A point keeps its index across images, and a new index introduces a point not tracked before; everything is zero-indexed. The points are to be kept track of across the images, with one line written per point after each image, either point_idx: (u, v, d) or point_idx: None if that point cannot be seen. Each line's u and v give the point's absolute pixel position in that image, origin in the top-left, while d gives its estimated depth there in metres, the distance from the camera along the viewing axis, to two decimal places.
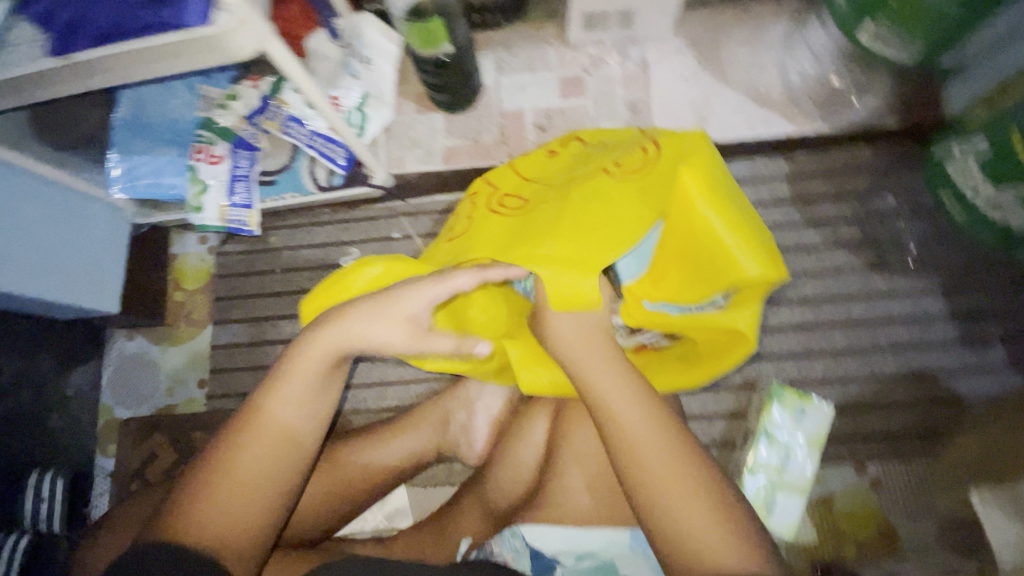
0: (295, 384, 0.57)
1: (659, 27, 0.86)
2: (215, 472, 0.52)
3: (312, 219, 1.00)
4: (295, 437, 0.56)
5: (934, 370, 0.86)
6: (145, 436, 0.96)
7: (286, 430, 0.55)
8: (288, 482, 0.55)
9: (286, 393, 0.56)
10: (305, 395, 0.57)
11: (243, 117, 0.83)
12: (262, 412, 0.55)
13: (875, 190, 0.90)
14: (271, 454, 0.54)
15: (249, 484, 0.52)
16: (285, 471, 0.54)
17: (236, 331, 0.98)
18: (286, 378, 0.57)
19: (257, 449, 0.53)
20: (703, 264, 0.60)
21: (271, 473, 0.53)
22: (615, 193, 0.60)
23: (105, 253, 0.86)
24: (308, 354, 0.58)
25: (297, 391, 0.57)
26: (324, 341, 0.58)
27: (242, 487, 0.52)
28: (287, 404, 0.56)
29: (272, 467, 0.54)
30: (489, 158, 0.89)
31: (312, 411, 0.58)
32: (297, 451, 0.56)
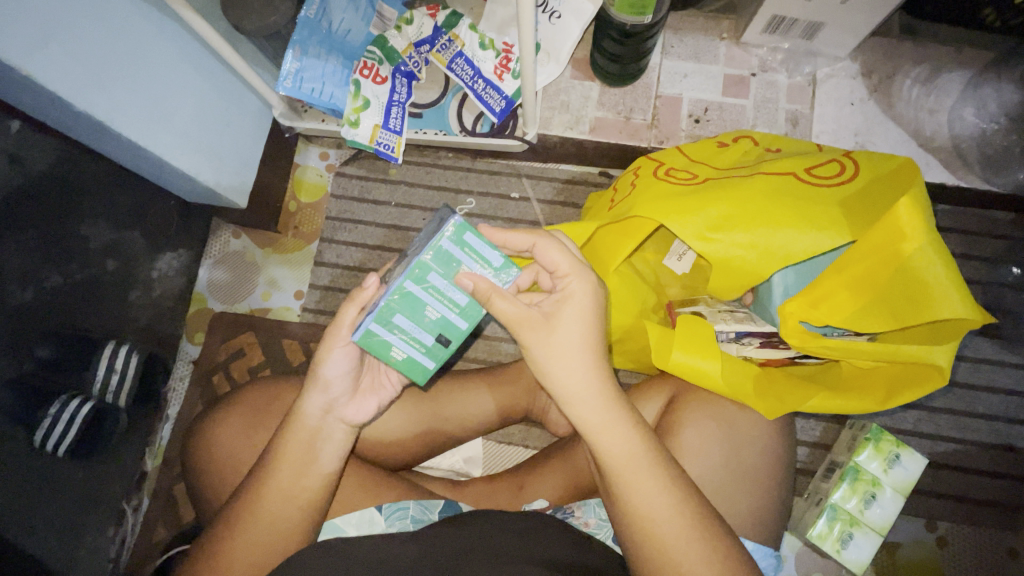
0: (296, 440, 0.55)
1: (840, 47, 0.86)
2: (234, 525, 0.53)
3: (435, 160, 1.00)
4: (297, 490, 0.54)
5: (1021, 447, 0.85)
6: (235, 332, 0.99)
7: (292, 485, 0.54)
8: (295, 523, 0.54)
9: (290, 448, 0.54)
10: (310, 439, 0.55)
11: (412, 44, 0.85)
12: (266, 472, 0.54)
13: (1008, 257, 0.87)
14: (282, 503, 0.53)
15: (261, 536, 0.53)
16: (296, 515, 0.54)
17: (340, 252, 1.00)
18: (294, 423, 0.55)
19: (266, 504, 0.53)
20: (891, 293, 0.55)
21: (281, 519, 0.53)
22: (807, 206, 0.58)
23: (246, 146, 0.89)
24: (313, 396, 0.56)
25: (301, 436, 0.55)
26: (318, 394, 0.56)
27: (256, 537, 0.52)
28: (296, 450, 0.54)
29: (279, 512, 0.53)
30: (637, 138, 0.90)
31: (312, 457, 0.55)
32: (306, 489, 0.54)
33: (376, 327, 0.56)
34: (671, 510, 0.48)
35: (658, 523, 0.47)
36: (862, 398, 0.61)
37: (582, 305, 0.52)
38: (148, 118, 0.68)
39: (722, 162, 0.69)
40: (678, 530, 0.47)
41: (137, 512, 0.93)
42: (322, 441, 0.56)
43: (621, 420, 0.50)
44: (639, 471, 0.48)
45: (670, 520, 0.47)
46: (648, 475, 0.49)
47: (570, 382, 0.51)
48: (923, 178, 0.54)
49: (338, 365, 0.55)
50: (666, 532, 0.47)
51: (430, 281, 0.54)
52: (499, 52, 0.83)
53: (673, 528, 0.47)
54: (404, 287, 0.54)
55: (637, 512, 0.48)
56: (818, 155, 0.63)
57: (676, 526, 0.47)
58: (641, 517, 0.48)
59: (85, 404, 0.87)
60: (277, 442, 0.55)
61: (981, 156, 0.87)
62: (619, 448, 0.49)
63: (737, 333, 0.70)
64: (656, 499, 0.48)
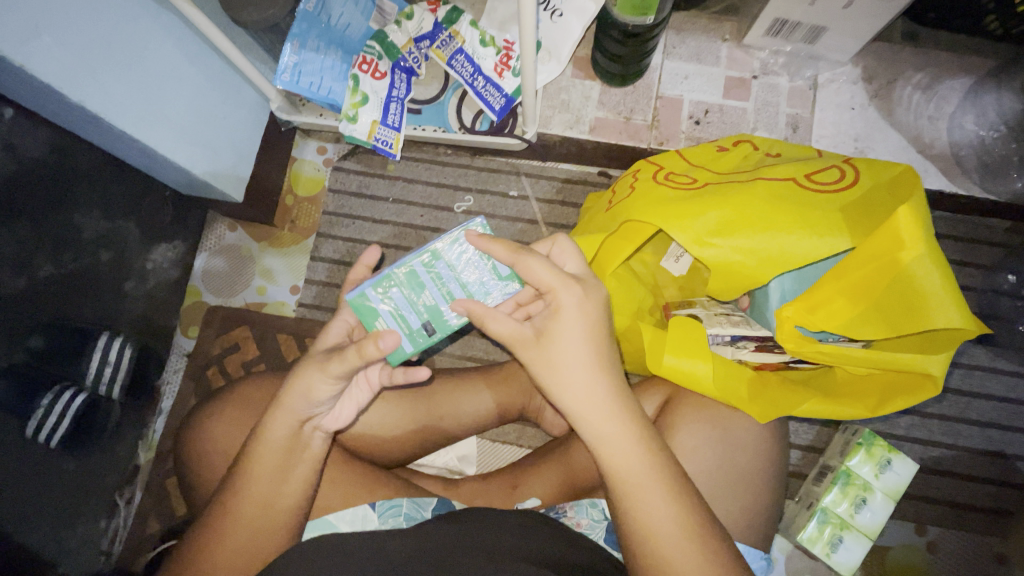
0: (264, 456, 0.54)
1: (842, 52, 0.86)
2: (208, 541, 0.52)
3: (433, 157, 1.00)
4: (269, 505, 0.53)
5: (1012, 454, 0.85)
6: (231, 327, 0.99)
7: (262, 502, 0.53)
8: (270, 539, 0.53)
9: (259, 464, 0.53)
10: (278, 454, 0.54)
11: (412, 39, 0.84)
12: (234, 490, 0.53)
13: (1002, 265, 0.88)
14: (253, 521, 0.53)
15: (231, 555, 0.51)
16: (267, 532, 0.53)
17: (337, 247, 1.00)
18: (261, 439, 0.54)
19: (235, 522, 0.52)
20: (890, 300, 0.55)
21: (254, 538, 0.53)
22: (808, 215, 0.57)
23: (243, 139, 0.88)
24: (280, 412, 0.54)
25: (268, 451, 0.54)
26: (288, 406, 0.54)
27: (228, 556, 0.51)
28: (263, 467, 0.53)
29: (250, 530, 0.52)
30: (637, 139, 0.90)
31: (281, 473, 0.54)
32: (278, 505, 0.54)
33: (370, 294, 0.58)
34: (672, 519, 0.46)
35: (662, 534, 0.46)
36: (854, 405, 0.61)
37: (580, 314, 0.51)
38: (142, 110, 0.67)
39: (721, 167, 0.69)
40: (683, 542, 0.46)
41: (129, 504, 0.95)
42: (292, 454, 0.55)
43: (625, 429, 0.49)
44: (642, 481, 0.47)
45: (673, 532, 0.46)
46: (650, 486, 0.47)
47: (571, 392, 0.50)
48: (923, 188, 0.54)
49: (306, 383, 0.54)
50: (670, 543, 0.46)
51: (439, 265, 0.59)
52: (500, 49, 0.83)
53: (678, 542, 0.46)
54: (411, 264, 0.58)
55: (642, 523, 0.47)
56: (818, 161, 0.62)
57: (680, 537, 0.46)
58: (644, 530, 0.46)
59: (78, 395, 0.88)
60: (241, 460, 0.54)
61: (980, 164, 0.87)
62: (621, 458, 0.48)
63: (732, 337, 0.71)
64: (660, 511, 0.46)
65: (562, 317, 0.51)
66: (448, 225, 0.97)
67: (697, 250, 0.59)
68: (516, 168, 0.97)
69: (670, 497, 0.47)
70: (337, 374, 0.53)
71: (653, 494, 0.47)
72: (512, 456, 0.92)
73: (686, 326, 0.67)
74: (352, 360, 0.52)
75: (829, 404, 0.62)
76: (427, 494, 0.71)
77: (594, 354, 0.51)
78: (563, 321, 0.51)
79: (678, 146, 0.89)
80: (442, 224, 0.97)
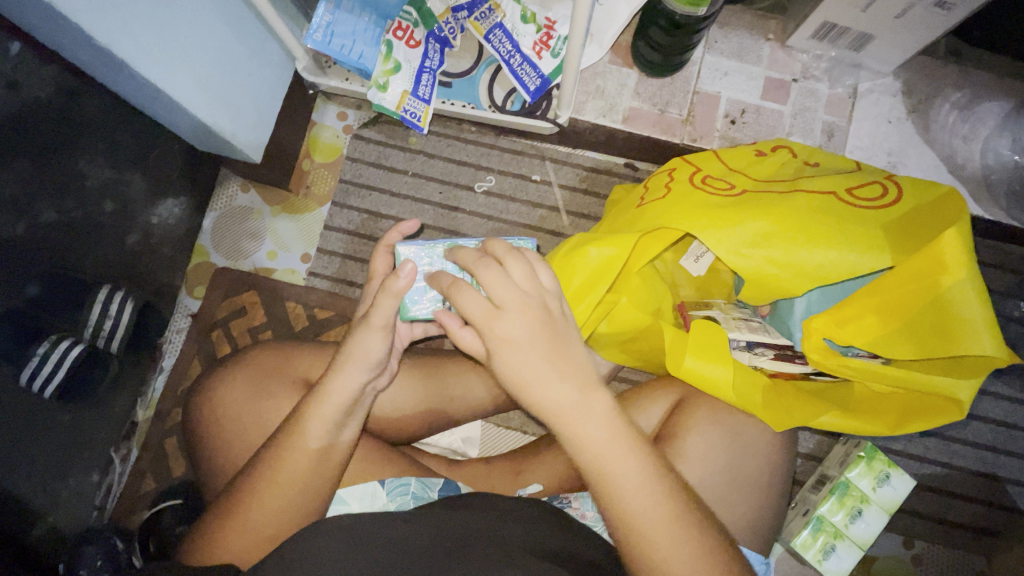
0: (325, 408, 0.56)
1: (885, 62, 0.84)
2: (247, 493, 0.54)
3: (457, 133, 0.97)
4: (327, 450, 0.56)
5: (1003, 477, 0.87)
6: (239, 291, 0.97)
7: (318, 448, 0.55)
8: (322, 483, 0.56)
9: (320, 413, 0.55)
10: (338, 407, 0.56)
11: (450, 9, 0.80)
12: (292, 436, 0.55)
13: (1015, 293, 0.89)
14: (304, 467, 0.55)
15: (284, 496, 0.54)
16: (320, 474, 0.56)
17: (353, 219, 0.97)
18: (325, 390, 0.56)
19: (292, 465, 0.54)
20: (923, 321, 0.55)
21: (309, 480, 0.55)
22: (846, 230, 0.57)
23: (265, 97, 0.84)
24: (346, 367, 0.57)
25: (333, 405, 0.56)
26: (349, 370, 0.57)
27: (285, 496, 0.54)
28: (323, 418, 0.55)
29: (305, 474, 0.55)
30: (670, 133, 0.88)
31: (342, 423, 0.57)
32: (332, 454, 0.57)
33: (416, 254, 0.63)
34: (661, 501, 0.47)
35: (649, 525, 0.46)
36: (873, 421, 0.62)
37: (539, 330, 0.49)
38: (167, 60, 0.64)
39: (758, 172, 0.68)
40: (674, 536, 0.46)
41: (125, 461, 0.95)
42: (353, 407, 0.57)
43: (602, 443, 0.47)
44: (630, 481, 0.47)
45: (660, 518, 0.46)
46: (639, 484, 0.47)
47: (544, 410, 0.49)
48: (970, 212, 0.53)
49: (365, 333, 0.57)
50: (658, 532, 0.46)
51: None
52: (541, 28, 0.79)
53: (666, 527, 0.46)
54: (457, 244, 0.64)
55: (630, 521, 0.46)
56: (858, 175, 0.62)
57: (671, 524, 0.46)
58: (632, 527, 0.46)
59: (75, 346, 0.85)
60: (302, 407, 0.56)
61: (1008, 191, 0.86)
62: (609, 467, 0.47)
63: (749, 342, 0.69)
64: (647, 502, 0.47)
65: (508, 344, 0.48)
66: (467, 205, 0.95)
67: (733, 260, 0.59)
68: (542, 152, 0.95)
69: (659, 485, 0.47)
70: (382, 324, 0.57)
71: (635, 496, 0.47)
72: (516, 441, 0.92)
73: (708, 332, 0.67)
74: (387, 306, 0.56)
75: (847, 419, 0.63)
76: (434, 475, 0.72)
77: (554, 369, 0.48)
78: (516, 343, 0.48)
79: (711, 145, 0.88)
80: (461, 204, 0.95)
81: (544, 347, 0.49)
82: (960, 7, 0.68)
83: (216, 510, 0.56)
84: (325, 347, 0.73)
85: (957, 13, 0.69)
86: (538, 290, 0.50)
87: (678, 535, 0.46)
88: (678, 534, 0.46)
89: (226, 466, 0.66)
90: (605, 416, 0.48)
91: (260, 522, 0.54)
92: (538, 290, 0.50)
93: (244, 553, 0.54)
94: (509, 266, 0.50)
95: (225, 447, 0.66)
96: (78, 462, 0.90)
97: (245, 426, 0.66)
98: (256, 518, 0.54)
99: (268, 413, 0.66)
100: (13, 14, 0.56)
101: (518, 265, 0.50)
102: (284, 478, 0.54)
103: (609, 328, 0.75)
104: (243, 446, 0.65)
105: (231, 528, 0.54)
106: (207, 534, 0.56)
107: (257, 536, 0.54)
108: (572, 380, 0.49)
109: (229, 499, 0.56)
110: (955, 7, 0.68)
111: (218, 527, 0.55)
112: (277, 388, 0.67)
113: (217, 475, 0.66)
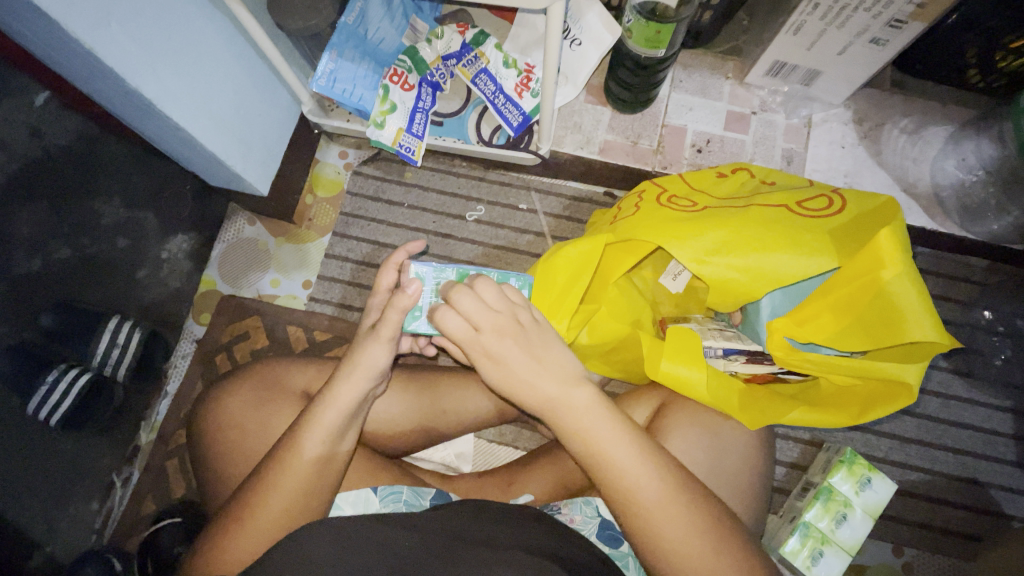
0: (331, 413, 0.58)
1: (834, 95, 0.93)
2: (251, 500, 0.55)
3: (449, 168, 1.05)
4: (329, 456, 0.58)
5: (985, 481, 0.89)
6: (243, 316, 1.02)
7: (321, 453, 0.57)
8: (324, 488, 0.58)
9: (327, 416, 0.58)
10: (342, 412, 0.59)
11: (440, 57, 0.91)
12: (298, 440, 0.57)
13: (977, 302, 0.94)
14: (310, 467, 0.57)
15: (290, 498, 0.55)
16: (323, 479, 0.57)
17: (351, 247, 1.04)
18: (330, 396, 0.59)
19: (296, 470, 0.56)
20: (871, 315, 0.61)
21: (313, 484, 0.57)
22: (794, 236, 0.63)
23: (272, 136, 0.92)
24: (351, 375, 0.60)
25: (337, 409, 0.58)
26: (355, 378, 0.60)
27: (288, 498, 0.55)
28: (330, 421, 0.58)
29: (309, 477, 0.56)
30: (643, 162, 0.96)
31: (344, 430, 0.59)
32: (333, 461, 0.58)
33: (425, 271, 0.68)
34: (657, 483, 0.49)
35: (649, 506, 0.48)
36: (839, 413, 0.66)
37: (515, 343, 0.52)
38: (188, 102, 0.72)
39: (718, 191, 0.75)
40: (673, 515, 0.48)
41: (126, 484, 0.96)
42: (355, 414, 0.60)
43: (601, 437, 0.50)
44: (625, 473, 0.49)
45: (655, 494, 0.48)
46: (637, 472, 0.49)
47: (537, 411, 0.52)
48: (902, 215, 0.59)
49: (373, 345, 0.61)
50: (656, 513, 0.48)
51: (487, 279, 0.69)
52: (521, 71, 0.89)
53: (666, 508, 0.48)
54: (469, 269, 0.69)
55: (630, 507, 0.49)
56: (807, 190, 0.68)
57: (671, 503, 0.49)
58: (632, 512, 0.49)
59: (83, 374, 0.91)
60: (308, 412, 0.59)
61: (959, 206, 0.93)
62: (604, 458, 0.49)
63: (725, 350, 0.73)
64: (645, 486, 0.48)
65: (496, 360, 0.52)
66: (459, 232, 1.02)
67: (698, 266, 0.64)
68: (526, 182, 1.04)
69: (655, 468, 0.49)
70: (389, 337, 0.61)
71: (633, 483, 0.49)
72: (507, 456, 0.95)
73: (687, 339, 0.70)
74: (393, 319, 0.61)
75: (814, 413, 0.67)
76: (425, 485, 0.74)
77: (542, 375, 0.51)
78: (500, 359, 0.52)
79: (681, 171, 0.96)
80: (453, 231, 1.02)
81: (527, 360, 0.52)
82: (893, 42, 0.77)
83: (213, 525, 0.56)
84: (321, 362, 0.78)
85: (891, 47, 0.78)
86: (509, 307, 0.53)
87: (677, 512, 0.48)
88: (678, 511, 0.48)
89: (226, 474, 0.68)
90: (590, 411, 0.50)
91: (263, 528, 0.54)
92: (512, 307, 0.53)
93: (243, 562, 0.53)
94: (480, 290, 0.53)
95: (226, 455, 0.69)
96: (77, 490, 0.91)
97: (247, 435, 0.69)
98: (261, 523, 0.54)
99: (268, 422, 0.70)
100: (57, 61, 0.64)
101: (487, 288, 0.53)
102: (289, 481, 0.56)
103: (591, 339, 0.79)
104: (244, 454, 0.68)
105: (232, 536, 0.54)
106: (204, 549, 0.55)
107: (259, 541, 0.54)
108: (560, 380, 0.51)
109: (230, 508, 0.56)
110: (888, 43, 0.77)
111: (218, 541, 0.54)
112: (279, 401, 0.71)
113: (217, 483, 0.69)
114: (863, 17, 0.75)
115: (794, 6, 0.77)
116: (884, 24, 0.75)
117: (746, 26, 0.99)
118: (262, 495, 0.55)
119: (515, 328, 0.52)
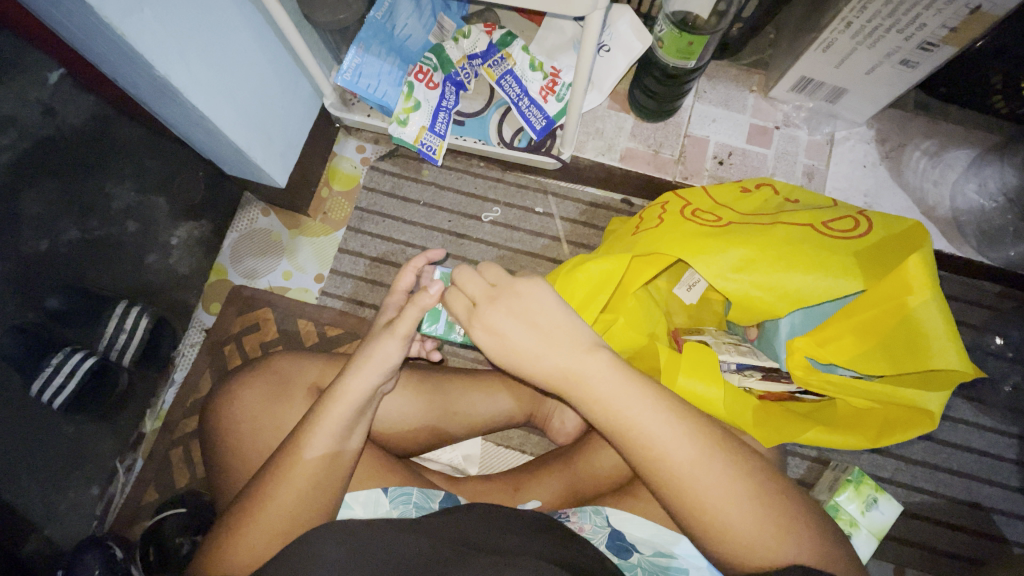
0: (339, 409, 0.57)
1: (858, 114, 0.93)
2: (261, 497, 0.54)
3: (467, 167, 1.05)
4: (337, 453, 0.57)
5: (989, 506, 0.89)
6: (253, 307, 1.01)
7: (329, 450, 0.56)
8: (333, 484, 0.56)
9: (336, 412, 0.57)
10: (351, 406, 0.58)
11: (466, 56, 0.90)
12: (307, 434, 0.56)
13: (989, 327, 0.95)
14: (319, 462, 0.56)
15: (299, 493, 0.54)
16: (332, 474, 0.56)
17: (366, 243, 1.03)
18: (340, 390, 0.58)
19: (306, 467, 0.55)
20: (896, 339, 0.61)
21: (322, 479, 0.56)
22: (820, 256, 0.63)
23: (292, 129, 0.91)
24: (362, 370, 0.59)
25: (347, 403, 0.57)
26: (365, 372, 0.59)
27: (297, 494, 0.54)
28: (340, 415, 0.57)
29: (318, 473, 0.55)
30: (664, 171, 0.96)
31: (352, 424, 0.58)
32: (341, 459, 0.57)
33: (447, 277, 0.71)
34: (682, 440, 0.47)
35: (678, 468, 0.47)
36: (856, 435, 0.66)
37: (518, 315, 0.54)
38: (212, 89, 0.71)
39: (743, 207, 0.74)
40: (700, 473, 0.47)
41: (129, 472, 0.93)
42: (365, 407, 0.59)
43: (611, 391, 0.50)
44: (647, 432, 0.48)
45: (681, 454, 0.47)
46: (654, 428, 0.48)
47: (546, 382, 0.52)
48: (931, 241, 0.60)
49: (387, 340, 0.61)
50: (684, 473, 0.47)
51: None
52: (547, 75, 0.88)
53: (695, 465, 0.47)
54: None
55: (660, 470, 0.47)
56: (834, 210, 0.68)
57: (698, 459, 0.47)
58: (661, 475, 0.47)
59: (89, 357, 0.90)
60: (318, 408, 0.58)
61: (977, 230, 0.93)
62: (614, 411, 0.49)
63: (739, 365, 0.71)
64: (670, 445, 0.47)
65: (500, 324, 0.54)
66: (474, 232, 1.02)
67: (720, 283, 0.64)
68: (544, 186, 1.03)
69: (668, 413, 0.49)
70: (405, 333, 0.60)
71: (652, 440, 0.48)
72: (514, 460, 0.95)
73: (706, 350, 0.68)
74: (412, 315, 0.60)
75: (831, 433, 0.66)
76: (434, 487, 0.74)
77: (545, 339, 0.52)
78: (505, 330, 0.54)
79: (701, 182, 0.96)
80: (468, 231, 1.02)
81: (526, 330, 0.53)
82: (923, 65, 0.77)
83: (224, 519, 0.56)
84: (336, 358, 0.78)
85: (920, 70, 0.78)
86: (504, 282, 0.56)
87: (709, 469, 0.47)
88: (708, 467, 0.47)
89: (236, 470, 0.68)
90: (599, 375, 0.50)
91: (274, 524, 0.53)
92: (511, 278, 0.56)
93: (255, 555, 0.53)
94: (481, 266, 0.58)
95: (237, 448, 0.68)
96: (79, 475, 0.90)
97: (259, 429, 0.69)
98: (273, 519, 0.53)
99: (282, 417, 0.69)
100: (82, 43, 0.64)
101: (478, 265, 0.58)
102: (298, 474, 0.55)
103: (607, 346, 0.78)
104: (257, 448, 0.68)
105: (243, 531, 0.53)
106: (213, 544, 0.55)
107: (271, 537, 0.53)
108: (567, 343, 0.52)
109: (241, 504, 0.55)
110: (918, 65, 0.77)
111: (229, 537, 0.54)
112: (292, 396, 0.71)
113: (227, 476, 0.68)
114: (895, 38, 0.74)
115: (826, 23, 0.77)
116: (915, 46, 0.74)
117: (772, 41, 0.99)
118: (271, 491, 0.54)
119: (517, 297, 0.55)
